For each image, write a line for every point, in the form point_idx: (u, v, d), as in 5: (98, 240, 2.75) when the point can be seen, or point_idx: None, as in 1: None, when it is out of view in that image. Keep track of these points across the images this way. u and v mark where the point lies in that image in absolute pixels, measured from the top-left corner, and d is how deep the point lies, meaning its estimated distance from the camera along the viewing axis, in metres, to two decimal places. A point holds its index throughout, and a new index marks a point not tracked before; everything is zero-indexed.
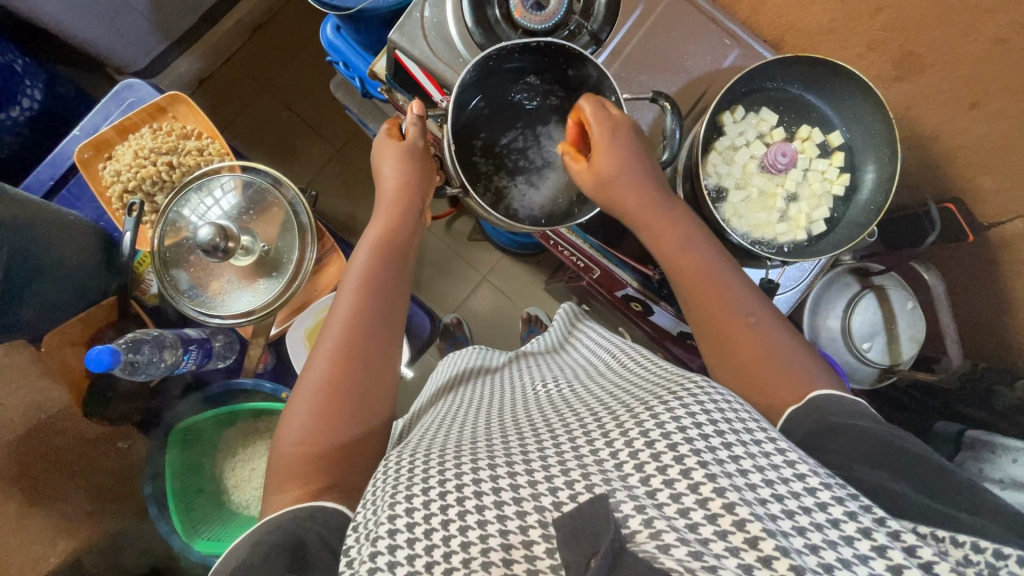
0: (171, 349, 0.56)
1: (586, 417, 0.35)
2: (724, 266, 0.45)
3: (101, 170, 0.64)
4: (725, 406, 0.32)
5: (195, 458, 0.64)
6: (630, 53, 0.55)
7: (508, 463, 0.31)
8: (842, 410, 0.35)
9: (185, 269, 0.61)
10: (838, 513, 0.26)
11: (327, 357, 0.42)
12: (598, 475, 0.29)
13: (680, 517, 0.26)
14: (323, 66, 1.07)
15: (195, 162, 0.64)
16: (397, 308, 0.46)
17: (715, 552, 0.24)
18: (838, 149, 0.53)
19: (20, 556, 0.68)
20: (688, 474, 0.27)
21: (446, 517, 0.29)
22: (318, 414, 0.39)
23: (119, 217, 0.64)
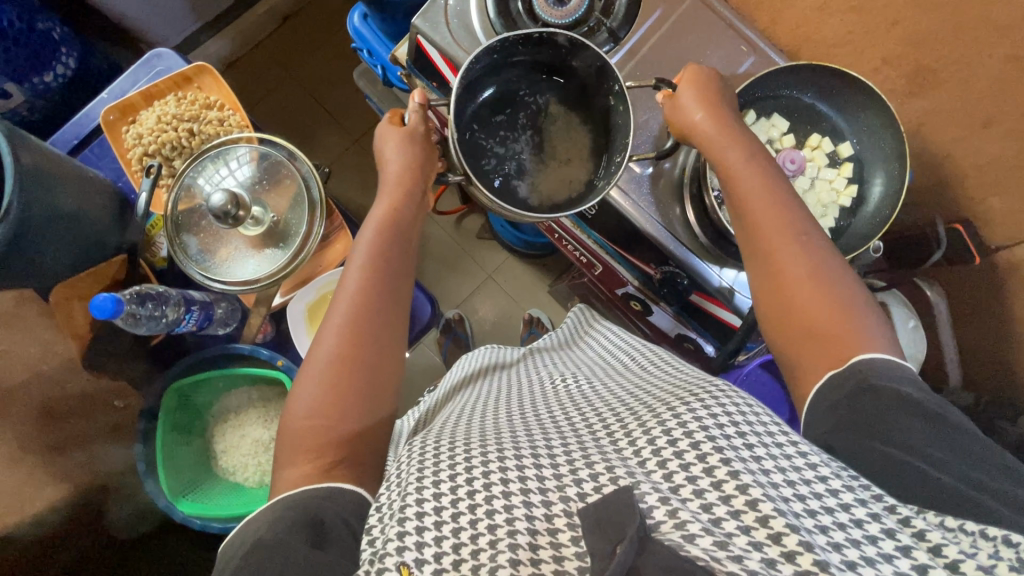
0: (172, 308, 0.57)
1: (610, 419, 0.36)
2: (799, 210, 0.44)
3: (125, 132, 0.66)
4: (748, 413, 0.32)
5: (186, 420, 0.65)
6: (647, 53, 0.55)
7: (534, 457, 0.32)
8: (889, 374, 0.36)
9: (195, 234, 0.62)
10: (861, 514, 0.27)
11: (339, 337, 0.42)
12: (622, 468, 0.30)
13: (702, 511, 0.27)
14: (348, 57, 1.09)
15: (215, 131, 0.65)
16: (403, 293, 0.47)
17: (739, 544, 0.25)
18: (847, 160, 0.53)
19: None
20: (712, 471, 0.28)
21: (472, 501, 0.29)
22: (329, 395, 0.40)
23: (137, 178, 0.66)
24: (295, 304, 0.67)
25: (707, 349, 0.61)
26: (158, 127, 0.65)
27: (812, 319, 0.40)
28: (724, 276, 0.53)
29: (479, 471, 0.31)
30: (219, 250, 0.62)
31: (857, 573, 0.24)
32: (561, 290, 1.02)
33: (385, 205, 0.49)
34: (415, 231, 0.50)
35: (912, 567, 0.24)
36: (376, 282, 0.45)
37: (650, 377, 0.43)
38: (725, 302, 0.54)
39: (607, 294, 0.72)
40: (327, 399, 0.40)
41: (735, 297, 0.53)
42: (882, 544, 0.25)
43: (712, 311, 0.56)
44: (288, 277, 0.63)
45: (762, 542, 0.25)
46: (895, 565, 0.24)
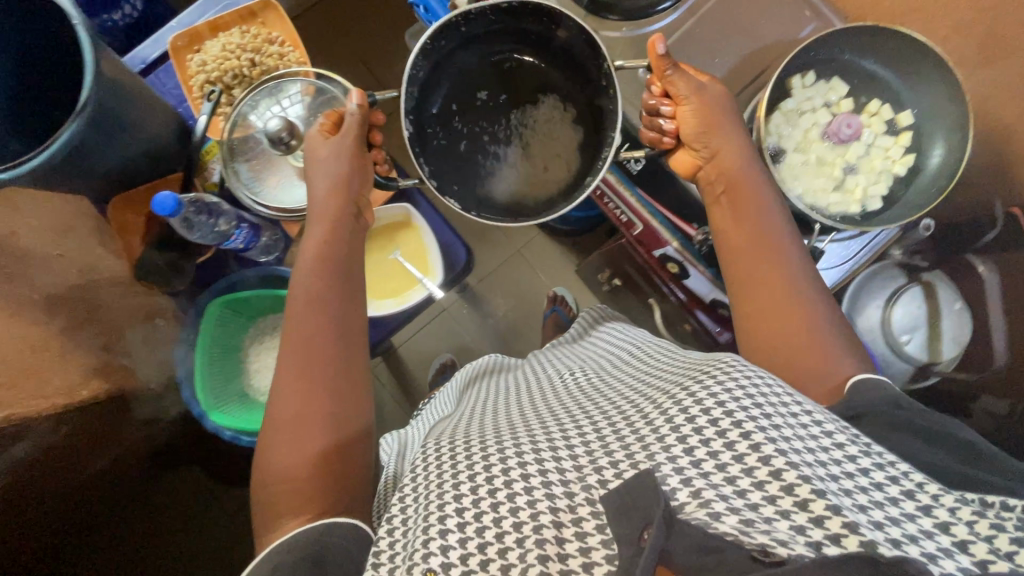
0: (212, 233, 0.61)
1: (625, 405, 0.38)
2: (794, 245, 0.45)
3: (190, 59, 0.68)
4: (763, 387, 0.34)
5: (227, 338, 0.68)
6: (709, 10, 0.54)
7: (552, 449, 0.33)
8: (873, 392, 0.38)
9: (246, 161, 0.64)
10: (879, 478, 0.31)
11: (292, 386, 0.38)
12: (649, 455, 0.32)
13: (726, 484, 0.30)
14: (399, 19, 1.11)
15: (274, 65, 0.68)
16: (353, 310, 0.42)
17: (766, 516, 0.29)
18: (906, 129, 0.52)
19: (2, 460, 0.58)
20: (738, 452, 0.31)
21: (495, 501, 0.30)
22: (292, 445, 0.37)
23: (197, 103, 0.68)
24: None
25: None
26: (223, 56, 0.68)
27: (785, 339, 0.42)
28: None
29: (496, 468, 0.32)
30: (267, 180, 0.64)
31: (886, 531, 0.27)
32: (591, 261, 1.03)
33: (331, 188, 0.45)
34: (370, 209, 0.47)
35: (933, 523, 0.28)
36: (328, 276, 0.42)
37: (657, 356, 0.44)
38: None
39: (643, 256, 0.71)
40: (299, 398, 0.38)
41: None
42: (902, 504, 0.29)
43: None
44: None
45: (790, 510, 0.29)
46: (918, 524, 0.28)
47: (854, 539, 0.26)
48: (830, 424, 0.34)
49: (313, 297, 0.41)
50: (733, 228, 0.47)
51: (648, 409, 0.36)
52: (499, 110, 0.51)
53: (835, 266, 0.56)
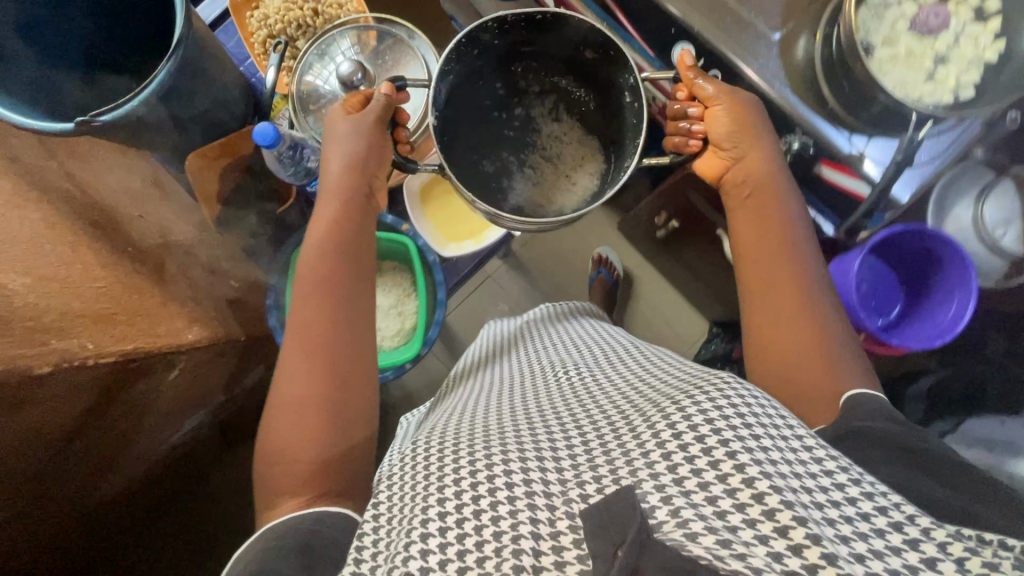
0: (302, 177, 0.82)
1: (612, 417, 0.38)
2: (807, 262, 0.52)
3: (247, 17, 0.85)
4: (754, 405, 0.34)
5: None
6: None
7: (537, 460, 0.35)
8: (867, 409, 0.43)
9: (316, 113, 0.78)
10: (867, 508, 0.29)
11: (304, 377, 0.49)
12: (626, 467, 0.33)
13: (708, 506, 0.29)
14: None
15: (333, 16, 0.82)
16: (355, 301, 0.54)
17: (745, 540, 0.27)
18: (994, 15, 0.53)
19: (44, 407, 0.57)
20: (717, 466, 0.30)
21: (476, 507, 0.33)
22: (300, 432, 0.47)
23: (264, 62, 0.85)
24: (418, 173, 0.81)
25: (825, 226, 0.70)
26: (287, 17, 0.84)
27: (794, 355, 0.48)
28: (855, 142, 0.55)
29: (480, 474, 0.35)
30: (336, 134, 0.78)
31: (866, 567, 0.26)
32: None
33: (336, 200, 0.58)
34: (367, 210, 0.60)
35: (919, 560, 0.27)
36: (325, 276, 0.54)
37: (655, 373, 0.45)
38: (852, 169, 0.57)
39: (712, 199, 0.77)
40: (305, 380, 0.49)
41: (865, 164, 0.56)
42: (890, 537, 0.28)
43: (833, 176, 0.60)
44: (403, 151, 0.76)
45: (768, 535, 0.27)
46: (902, 558, 0.27)
47: (831, 572, 0.25)
48: (821, 449, 0.33)
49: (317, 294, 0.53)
50: (750, 237, 0.55)
51: (636, 421, 0.36)
52: (526, 119, 0.61)
53: (939, 159, 0.55)
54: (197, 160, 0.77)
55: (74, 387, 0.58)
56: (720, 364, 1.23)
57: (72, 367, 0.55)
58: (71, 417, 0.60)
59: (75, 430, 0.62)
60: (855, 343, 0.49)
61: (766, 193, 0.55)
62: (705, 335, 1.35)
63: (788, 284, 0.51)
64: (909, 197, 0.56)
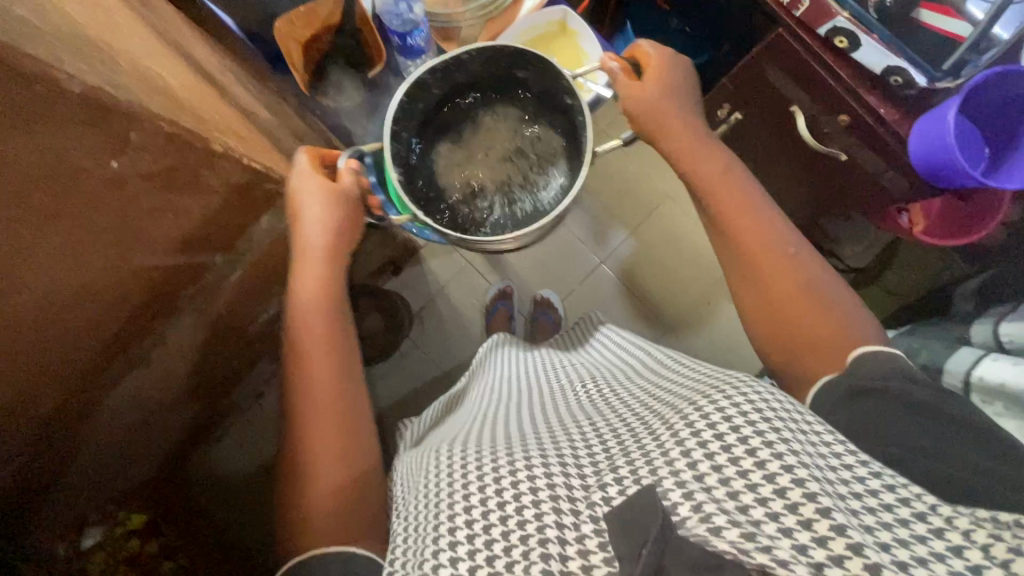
0: (402, 25, 0.95)
1: (631, 420, 0.42)
2: (778, 224, 0.62)
3: None
4: (773, 401, 0.37)
5: None
6: None
7: (561, 465, 0.38)
8: (879, 367, 0.49)
9: None
10: (891, 500, 0.33)
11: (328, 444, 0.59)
12: (644, 465, 0.35)
13: (730, 501, 0.32)
14: None
15: None
16: (345, 363, 0.65)
17: (769, 534, 0.30)
18: None
19: (167, 203, 0.58)
20: (739, 462, 0.34)
21: (502, 515, 0.36)
22: (331, 503, 0.57)
23: None
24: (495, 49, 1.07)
25: (917, 79, 0.75)
26: None
27: (805, 326, 0.55)
28: None
29: (508, 487, 0.37)
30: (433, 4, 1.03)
31: (892, 552, 0.30)
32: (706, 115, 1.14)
33: (318, 266, 0.67)
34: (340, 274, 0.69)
35: (946, 547, 0.30)
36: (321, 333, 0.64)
37: (667, 373, 0.50)
38: (954, 10, 0.74)
39: (807, 42, 0.83)
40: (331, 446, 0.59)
41: (965, 5, 0.73)
42: (913, 527, 0.31)
43: (933, 22, 0.75)
44: (491, 15, 1.08)
45: (793, 528, 0.30)
46: (927, 545, 0.30)
47: (841, 542, 0.29)
48: (833, 443, 0.37)
49: (326, 356, 0.63)
50: (723, 231, 0.63)
51: (656, 424, 0.39)
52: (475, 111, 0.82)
53: None
54: (283, 27, 0.87)
55: (189, 179, 0.59)
56: None
57: (199, 159, 0.58)
58: (178, 220, 0.62)
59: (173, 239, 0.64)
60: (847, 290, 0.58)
61: (725, 188, 0.63)
62: None
63: (768, 257, 0.59)
64: (1009, 34, 0.72)
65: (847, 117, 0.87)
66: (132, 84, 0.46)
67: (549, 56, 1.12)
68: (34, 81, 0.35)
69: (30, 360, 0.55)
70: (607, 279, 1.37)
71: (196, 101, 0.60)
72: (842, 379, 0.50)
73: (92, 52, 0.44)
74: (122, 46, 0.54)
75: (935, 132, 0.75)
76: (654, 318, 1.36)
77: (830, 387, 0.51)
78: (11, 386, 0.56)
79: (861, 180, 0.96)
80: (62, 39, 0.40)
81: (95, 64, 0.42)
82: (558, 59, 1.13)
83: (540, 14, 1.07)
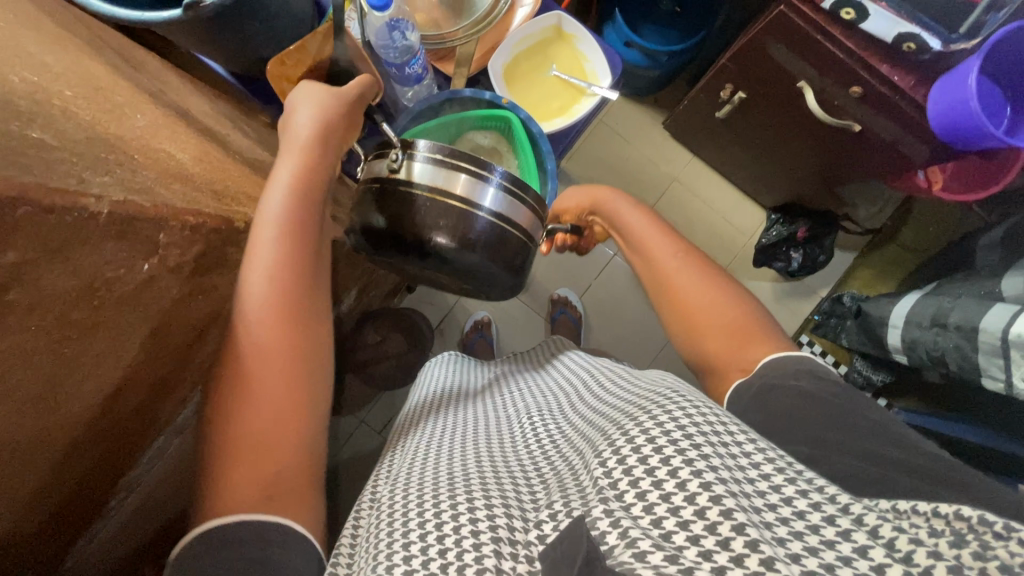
0: (399, 56, 0.81)
1: (574, 460, 0.45)
2: (694, 258, 0.65)
3: None
4: (693, 413, 0.41)
5: None
6: None
7: (492, 499, 0.40)
8: (793, 368, 0.53)
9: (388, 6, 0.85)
10: (802, 506, 0.35)
11: (263, 382, 0.51)
12: (577, 501, 0.38)
13: (654, 526, 0.33)
14: None
15: None
16: (304, 308, 0.55)
17: (690, 557, 0.31)
18: None
19: (183, 293, 0.53)
20: (659, 486, 0.35)
21: (435, 553, 0.36)
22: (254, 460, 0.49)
23: None
24: (493, 64, 0.93)
25: (930, 44, 0.72)
26: None
27: (716, 330, 0.60)
28: None
29: (443, 520, 0.38)
30: (423, 25, 0.89)
31: (802, 563, 0.30)
32: (711, 98, 1.11)
33: (276, 240, 0.54)
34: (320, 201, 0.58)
35: (852, 549, 0.31)
36: (282, 263, 0.54)
37: (610, 394, 0.52)
38: None
39: (809, 15, 0.78)
40: (273, 386, 0.51)
41: None
42: (822, 531, 0.33)
43: None
44: (484, 32, 0.91)
45: (713, 550, 0.31)
46: (837, 551, 0.31)
47: (755, 558, 0.30)
48: (753, 451, 0.39)
49: (285, 339, 0.52)
50: (643, 265, 0.69)
51: (589, 455, 0.42)
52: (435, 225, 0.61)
53: None
54: (275, 68, 0.73)
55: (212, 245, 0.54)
56: (784, 248, 1.31)
57: (219, 233, 0.54)
58: (197, 304, 0.58)
59: (188, 325, 0.59)
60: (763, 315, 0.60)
61: (642, 229, 0.69)
62: (764, 224, 1.38)
63: (679, 288, 0.63)
64: None
65: (859, 88, 0.82)
66: (152, 178, 0.44)
67: (547, 64, 1.00)
68: (75, 222, 0.33)
69: (68, 468, 0.51)
70: (622, 271, 1.36)
71: (213, 158, 0.58)
72: (749, 382, 0.55)
73: (118, 137, 0.43)
74: (152, 110, 0.52)
75: (957, 93, 0.72)
76: None
77: (742, 390, 0.55)
78: (31, 518, 0.50)
79: (874, 146, 0.92)
80: (83, 136, 0.39)
81: (121, 158, 0.41)
82: (556, 67, 1.01)
83: (532, 24, 0.94)
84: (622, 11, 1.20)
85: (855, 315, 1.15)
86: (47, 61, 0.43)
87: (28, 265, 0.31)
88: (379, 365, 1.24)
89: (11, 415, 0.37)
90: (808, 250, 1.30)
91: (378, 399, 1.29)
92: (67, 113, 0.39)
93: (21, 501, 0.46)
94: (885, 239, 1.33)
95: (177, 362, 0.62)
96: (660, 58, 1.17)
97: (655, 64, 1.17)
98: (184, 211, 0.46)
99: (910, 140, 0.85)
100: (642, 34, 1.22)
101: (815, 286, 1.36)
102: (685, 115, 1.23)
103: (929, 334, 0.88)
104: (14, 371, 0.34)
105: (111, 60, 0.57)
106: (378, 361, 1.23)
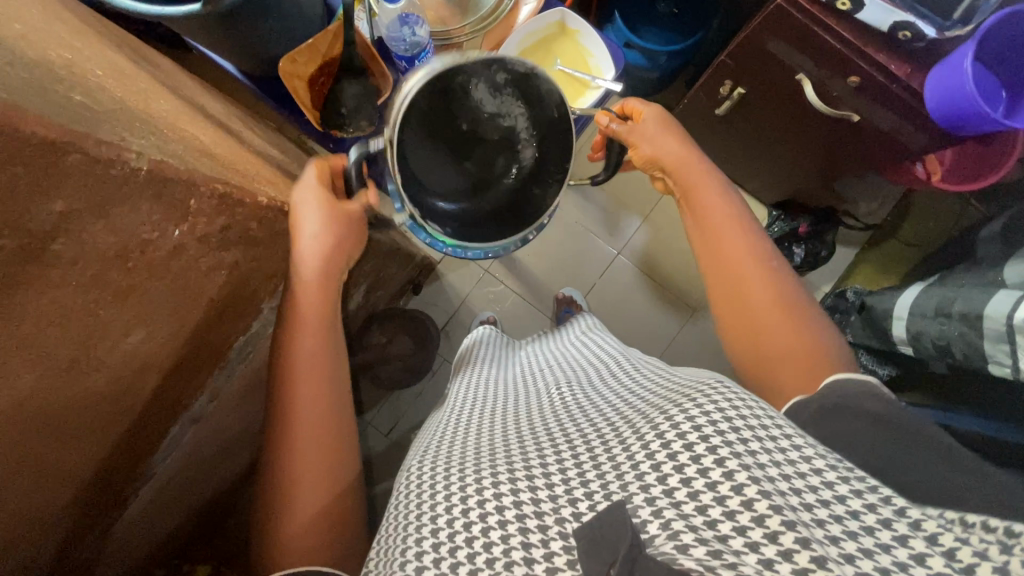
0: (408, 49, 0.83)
1: (605, 430, 0.44)
2: (766, 254, 0.63)
3: None
4: (739, 405, 0.39)
5: None
6: None
7: (527, 478, 0.40)
8: (851, 393, 0.49)
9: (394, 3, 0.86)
10: (857, 505, 0.34)
11: (313, 452, 0.62)
12: (616, 482, 0.37)
13: (698, 514, 0.34)
14: None
15: None
16: (336, 384, 0.66)
17: (735, 549, 0.32)
18: None
19: (209, 286, 0.53)
20: (704, 474, 0.35)
21: (468, 534, 0.37)
22: (312, 520, 0.60)
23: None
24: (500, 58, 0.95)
25: (925, 32, 0.73)
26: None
27: (778, 348, 0.58)
28: None
29: (478, 502, 0.39)
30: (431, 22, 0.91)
31: (854, 565, 0.31)
32: (710, 97, 1.12)
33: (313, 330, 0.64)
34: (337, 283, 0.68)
35: (908, 556, 0.31)
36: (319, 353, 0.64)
37: (645, 380, 0.52)
38: None
39: (806, 8, 0.79)
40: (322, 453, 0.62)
41: None
42: (878, 534, 0.32)
43: None
44: (490, 27, 0.93)
45: (759, 542, 0.32)
46: (892, 554, 0.32)
47: (804, 555, 0.30)
48: (802, 444, 0.38)
49: (324, 412, 0.64)
50: (706, 245, 0.66)
51: (626, 433, 0.41)
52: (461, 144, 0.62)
53: None
54: (287, 65, 0.77)
55: (242, 235, 0.54)
56: (787, 244, 1.31)
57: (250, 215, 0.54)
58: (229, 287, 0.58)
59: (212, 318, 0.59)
60: (834, 331, 0.59)
61: (713, 207, 0.67)
62: (766, 221, 1.38)
63: (746, 289, 0.61)
64: None
65: (856, 78, 0.82)
66: (183, 150, 0.43)
67: (551, 60, 1.00)
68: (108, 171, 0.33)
69: (90, 454, 0.52)
70: (626, 270, 1.37)
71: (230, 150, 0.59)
72: (807, 404, 0.50)
73: (147, 118, 0.43)
74: (169, 103, 0.53)
75: (953, 78, 0.73)
76: (677, 301, 1.36)
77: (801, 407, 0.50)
78: (47, 506, 0.50)
79: (874, 138, 0.92)
80: (125, 112, 0.40)
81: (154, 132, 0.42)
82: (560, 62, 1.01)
83: (536, 20, 0.95)
84: (623, 13, 1.21)
85: (859, 310, 1.16)
86: (75, 50, 0.44)
87: (63, 223, 0.31)
88: (384, 366, 1.24)
89: (26, 404, 0.37)
90: (811, 246, 1.31)
91: (386, 401, 1.29)
92: (98, 88, 0.40)
93: (36, 486, 0.46)
94: (886, 235, 1.34)
95: (199, 353, 0.62)
96: (659, 58, 1.18)
97: (655, 65, 1.19)
98: (214, 178, 0.44)
99: (908, 129, 0.86)
100: (641, 36, 1.22)
101: (818, 282, 1.36)
102: (685, 114, 1.23)
103: (933, 324, 0.88)
104: (20, 351, 0.34)
105: (128, 58, 0.58)
106: (384, 363, 1.24)
